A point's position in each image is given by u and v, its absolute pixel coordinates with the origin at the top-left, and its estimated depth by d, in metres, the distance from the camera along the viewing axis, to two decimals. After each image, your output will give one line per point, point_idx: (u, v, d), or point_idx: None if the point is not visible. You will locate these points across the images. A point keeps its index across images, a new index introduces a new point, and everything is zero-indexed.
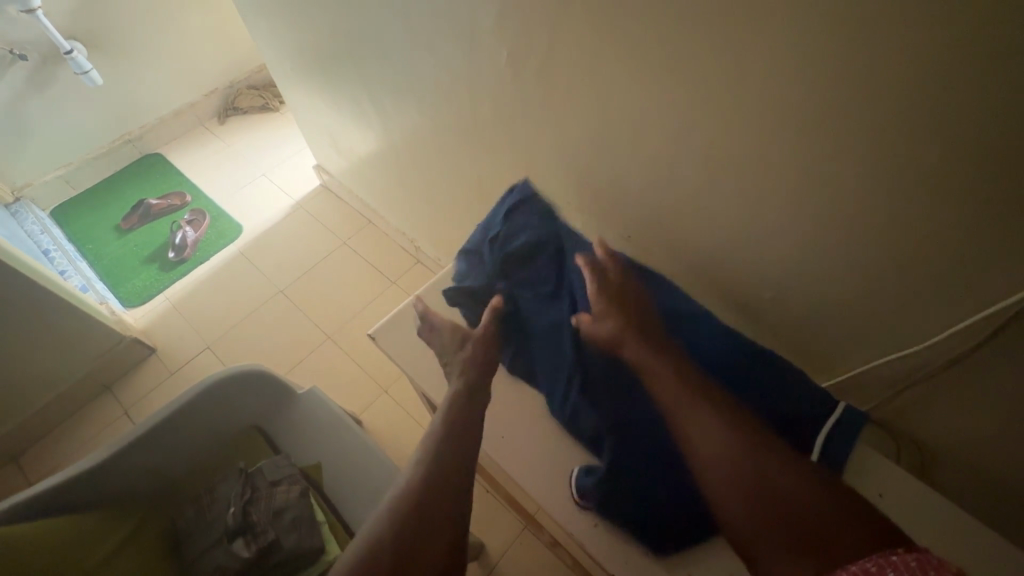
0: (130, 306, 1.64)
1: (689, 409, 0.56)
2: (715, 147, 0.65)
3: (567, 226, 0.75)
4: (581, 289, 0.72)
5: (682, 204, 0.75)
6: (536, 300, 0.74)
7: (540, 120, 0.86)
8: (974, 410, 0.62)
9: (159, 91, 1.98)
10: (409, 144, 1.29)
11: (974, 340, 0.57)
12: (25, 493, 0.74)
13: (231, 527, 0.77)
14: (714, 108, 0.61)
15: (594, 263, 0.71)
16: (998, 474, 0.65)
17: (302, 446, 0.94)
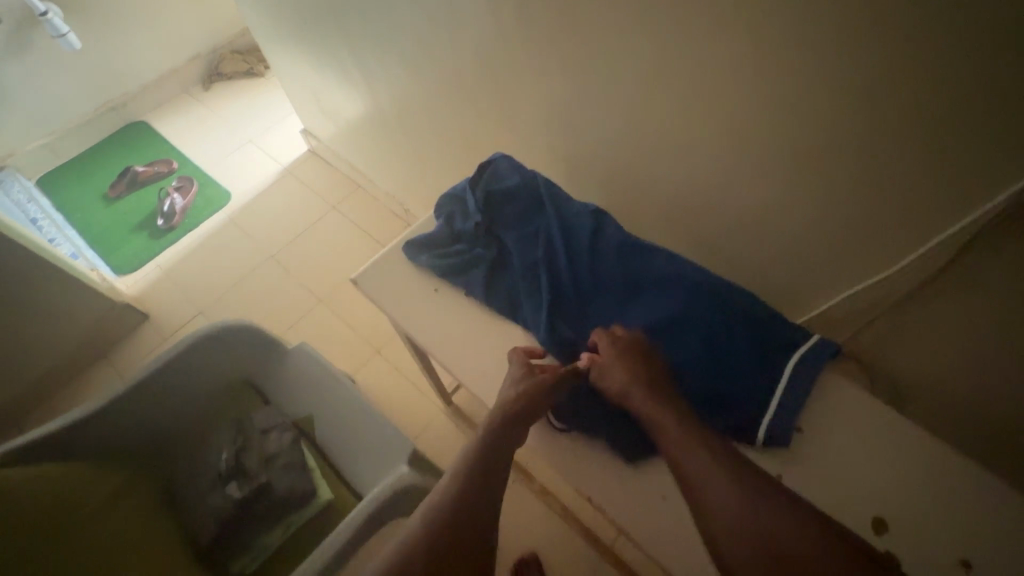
0: (122, 274, 1.65)
1: (690, 450, 0.52)
2: (693, 88, 0.64)
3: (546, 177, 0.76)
4: (563, 232, 0.72)
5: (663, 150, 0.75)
6: (519, 238, 0.73)
7: (522, 69, 0.84)
8: (942, 336, 0.64)
9: (140, 56, 1.93)
10: (395, 103, 1.27)
11: (938, 263, 0.59)
12: (16, 440, 0.75)
13: (224, 471, 0.80)
14: (691, 46, 0.61)
15: (574, 214, 0.73)
16: (968, 400, 0.67)
17: (293, 399, 0.96)
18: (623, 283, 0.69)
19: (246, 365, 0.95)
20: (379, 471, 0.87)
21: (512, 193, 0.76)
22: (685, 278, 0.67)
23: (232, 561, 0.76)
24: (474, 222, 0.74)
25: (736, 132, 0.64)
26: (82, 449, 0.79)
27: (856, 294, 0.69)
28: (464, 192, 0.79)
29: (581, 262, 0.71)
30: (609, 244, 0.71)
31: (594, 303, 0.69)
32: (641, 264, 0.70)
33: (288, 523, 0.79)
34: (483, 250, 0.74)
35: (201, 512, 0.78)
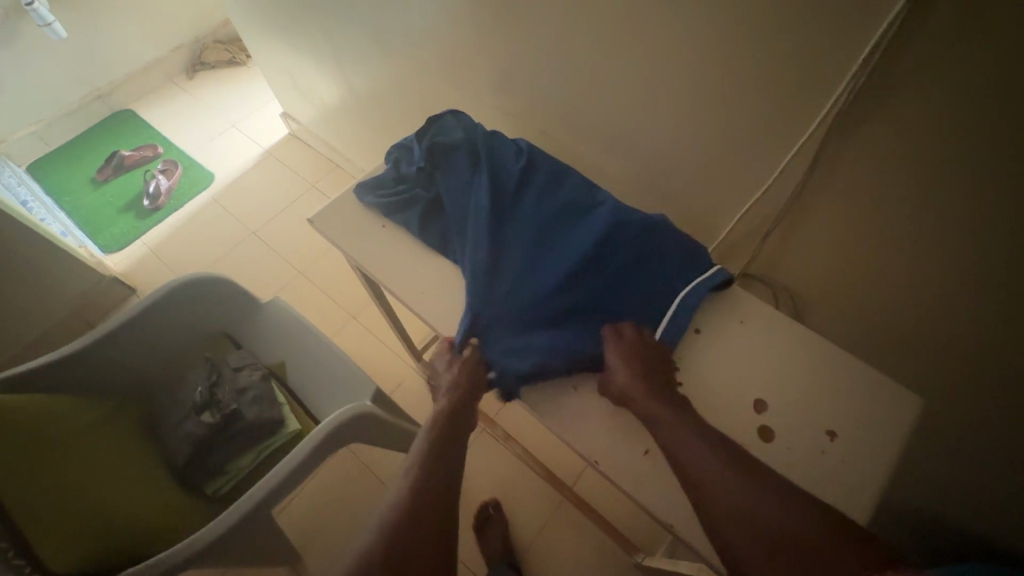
0: (110, 251, 1.72)
1: (698, 444, 0.57)
2: (613, 31, 0.74)
3: (484, 129, 0.84)
4: (495, 178, 0.80)
5: (597, 94, 0.84)
6: (454, 182, 0.80)
7: (474, 29, 0.93)
8: (817, 248, 0.76)
9: (125, 46, 2.00)
10: (362, 77, 1.34)
11: (799, 179, 0.71)
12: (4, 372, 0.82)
13: (199, 402, 0.87)
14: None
15: (505, 161, 0.81)
16: (846, 303, 0.79)
17: (266, 345, 1.04)
18: (546, 212, 0.77)
19: (223, 317, 1.03)
20: (343, 403, 0.95)
21: (454, 143, 0.83)
22: (603, 207, 0.76)
23: (209, 481, 0.85)
24: (417, 166, 0.81)
25: (650, 69, 0.74)
26: (66, 382, 0.87)
27: (754, 213, 0.80)
28: (412, 142, 0.86)
29: (512, 196, 0.79)
30: (536, 186, 0.79)
31: (518, 233, 0.76)
32: (565, 198, 0.78)
33: (260, 449, 0.88)
34: (423, 190, 0.81)
35: (178, 438, 0.86)
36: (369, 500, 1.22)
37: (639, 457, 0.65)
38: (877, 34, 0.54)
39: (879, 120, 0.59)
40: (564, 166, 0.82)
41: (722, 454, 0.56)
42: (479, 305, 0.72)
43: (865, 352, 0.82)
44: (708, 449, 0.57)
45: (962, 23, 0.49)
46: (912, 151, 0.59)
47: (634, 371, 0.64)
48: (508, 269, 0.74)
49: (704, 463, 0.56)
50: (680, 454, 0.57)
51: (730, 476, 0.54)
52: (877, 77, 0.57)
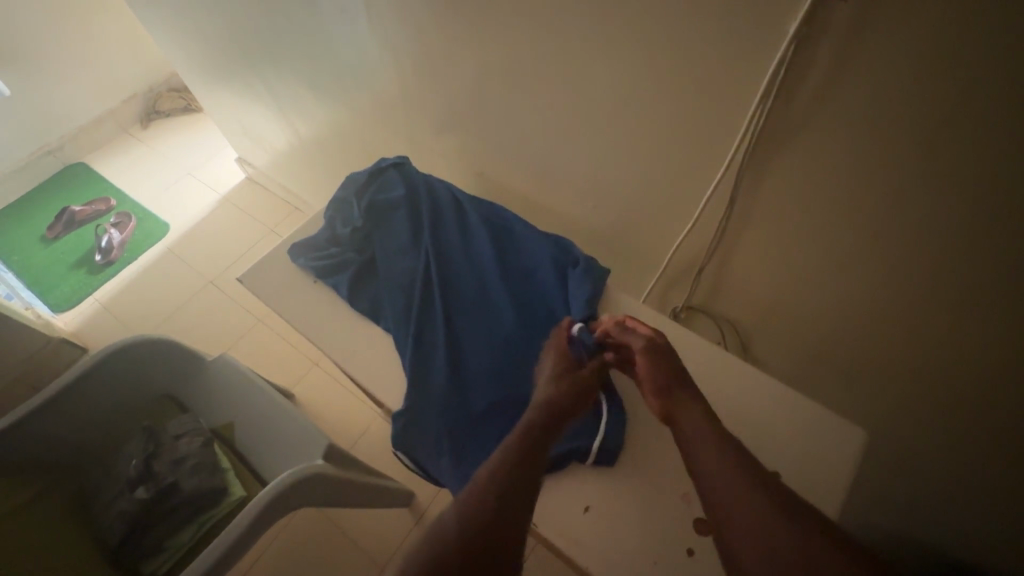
0: (60, 311, 1.65)
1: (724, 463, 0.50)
2: (537, 72, 0.74)
3: (425, 186, 0.81)
4: (434, 242, 0.76)
5: (531, 133, 0.84)
6: (392, 248, 0.77)
7: (404, 71, 0.93)
8: (753, 278, 0.76)
9: (75, 99, 1.98)
10: (307, 119, 1.32)
11: (723, 216, 0.71)
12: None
13: (133, 477, 0.82)
14: (523, 36, 0.71)
15: (447, 223, 0.78)
16: (789, 329, 0.79)
17: (212, 409, 1.00)
18: (483, 276, 0.74)
19: (164, 382, 0.98)
20: (293, 463, 0.91)
21: (392, 203, 0.79)
22: (542, 272, 0.72)
23: (145, 562, 0.80)
24: (351, 228, 0.78)
25: (575, 108, 0.74)
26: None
27: (691, 246, 0.79)
28: (349, 198, 0.82)
29: (454, 259, 0.75)
30: (480, 247, 0.76)
31: (454, 299, 0.72)
32: (507, 258, 0.75)
33: (202, 520, 0.83)
34: (355, 254, 0.78)
35: (111, 516, 0.81)
36: (334, 558, 1.16)
37: (580, 515, 0.61)
38: (768, 78, 0.54)
39: (787, 157, 0.59)
40: (508, 220, 0.78)
41: (736, 455, 0.50)
42: (413, 385, 0.67)
43: (814, 378, 0.82)
44: (721, 451, 0.51)
45: (847, 63, 0.49)
46: (825, 182, 0.59)
47: (665, 364, 0.60)
48: (439, 343, 0.70)
49: (717, 467, 0.50)
50: (694, 456, 0.52)
51: (743, 483, 0.48)
52: (778, 116, 0.57)
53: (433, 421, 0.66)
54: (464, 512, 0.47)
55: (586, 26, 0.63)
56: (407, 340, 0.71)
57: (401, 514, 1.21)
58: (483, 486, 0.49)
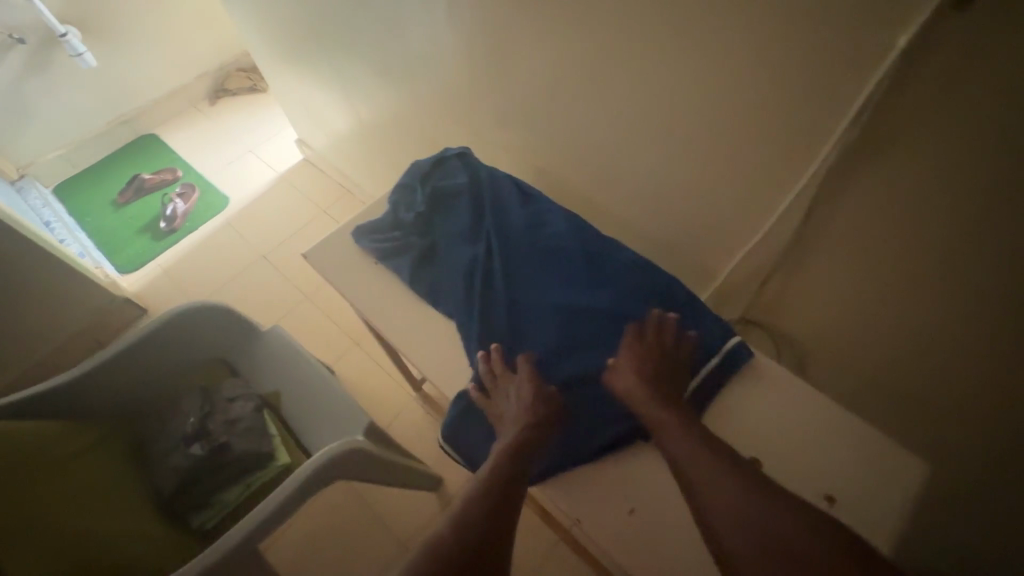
0: (125, 272, 1.76)
1: (695, 453, 0.53)
2: (613, 70, 0.73)
3: (490, 176, 0.82)
4: (497, 231, 0.77)
5: (598, 133, 0.84)
6: (456, 236, 0.78)
7: (474, 63, 0.93)
8: (818, 295, 0.77)
9: (152, 74, 2.09)
10: (371, 105, 1.35)
11: (796, 228, 0.72)
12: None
13: (190, 433, 0.87)
14: (603, 34, 0.71)
15: (510, 213, 0.79)
16: (847, 352, 0.79)
17: (262, 376, 1.04)
18: (543, 267, 0.74)
19: (221, 346, 1.04)
20: (335, 437, 0.94)
21: (457, 191, 0.81)
22: (604, 267, 0.73)
23: (193, 515, 0.84)
24: (415, 213, 0.80)
25: (649, 108, 0.74)
26: (45, 413, 0.85)
27: (761, 250, 0.78)
28: (413, 184, 0.84)
29: (514, 249, 0.76)
30: (544, 239, 0.76)
31: (513, 289, 0.73)
32: (567, 251, 0.75)
33: (247, 483, 0.87)
34: (416, 238, 0.80)
35: (166, 469, 0.85)
36: (362, 534, 1.19)
37: (624, 517, 0.61)
38: (865, 93, 0.55)
39: (884, 165, 0.58)
40: (574, 216, 0.79)
41: (718, 463, 0.52)
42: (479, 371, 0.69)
43: (862, 407, 0.82)
44: (694, 446, 0.54)
45: None
46: (921, 195, 0.57)
47: (646, 372, 0.61)
48: (499, 333, 0.71)
49: (697, 470, 0.52)
50: (676, 462, 0.54)
51: (725, 487, 0.50)
52: (878, 122, 0.56)
53: (485, 416, 0.67)
54: (454, 525, 0.52)
55: (673, 24, 0.63)
56: (470, 327, 0.72)
57: (428, 498, 1.23)
58: (470, 509, 0.53)
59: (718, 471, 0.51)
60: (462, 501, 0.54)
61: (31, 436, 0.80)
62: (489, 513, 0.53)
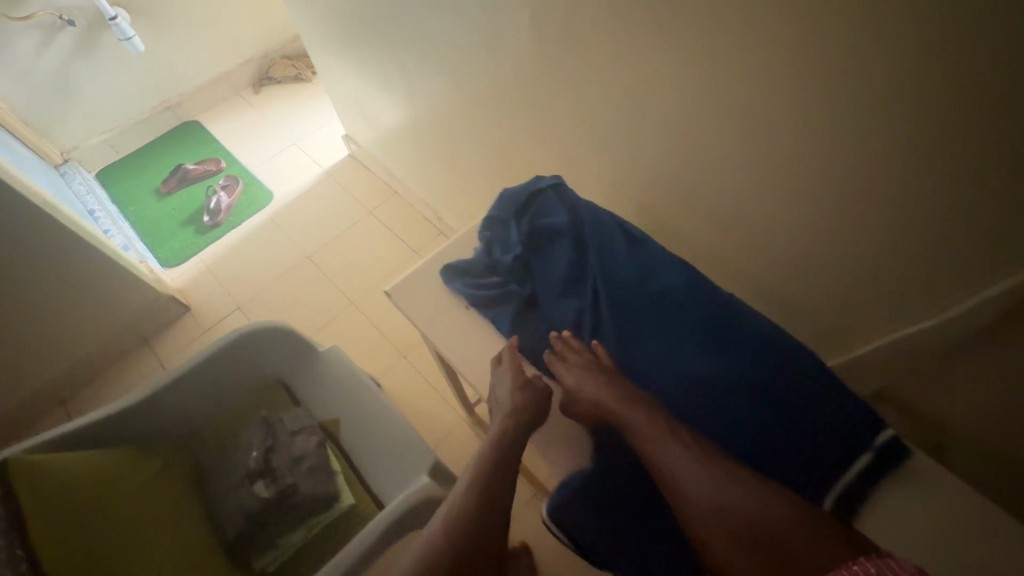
0: (168, 267, 1.72)
1: (664, 449, 0.59)
2: (745, 115, 0.64)
3: (591, 214, 0.75)
4: (604, 279, 0.71)
5: (710, 176, 0.75)
6: (557, 283, 0.73)
7: (564, 85, 0.84)
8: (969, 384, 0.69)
9: (197, 59, 2.03)
10: (436, 110, 1.27)
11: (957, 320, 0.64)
12: (37, 439, 0.77)
13: (253, 469, 0.83)
14: (742, 75, 0.61)
15: (616, 257, 0.73)
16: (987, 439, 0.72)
17: (323, 402, 0.98)
18: (653, 322, 0.69)
19: (278, 367, 0.98)
20: (400, 476, 0.88)
21: (556, 231, 0.75)
22: (725, 328, 0.67)
23: (257, 557, 0.79)
24: (512, 256, 0.75)
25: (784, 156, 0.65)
26: (106, 438, 0.83)
27: (900, 322, 0.69)
28: (506, 218, 0.78)
29: (625, 300, 0.70)
30: (656, 290, 0.70)
31: (626, 347, 0.69)
32: (677, 302, 0.70)
33: (310, 525, 0.81)
34: (516, 286, 0.76)
35: (229, 509, 0.81)
36: None
37: None
38: None
39: None
40: (687, 271, 0.73)
41: (682, 451, 0.58)
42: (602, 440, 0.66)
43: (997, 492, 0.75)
44: (660, 440, 0.59)
45: None
46: None
47: (601, 374, 0.66)
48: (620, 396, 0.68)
49: (666, 462, 0.58)
50: (647, 453, 0.60)
51: (694, 475, 0.56)
52: None
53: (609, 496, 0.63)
54: (444, 538, 0.59)
55: (843, 72, 0.54)
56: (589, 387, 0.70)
57: None
58: (464, 515, 0.60)
59: (685, 459, 0.58)
60: (447, 514, 0.61)
61: (95, 470, 0.76)
62: (485, 516, 0.60)
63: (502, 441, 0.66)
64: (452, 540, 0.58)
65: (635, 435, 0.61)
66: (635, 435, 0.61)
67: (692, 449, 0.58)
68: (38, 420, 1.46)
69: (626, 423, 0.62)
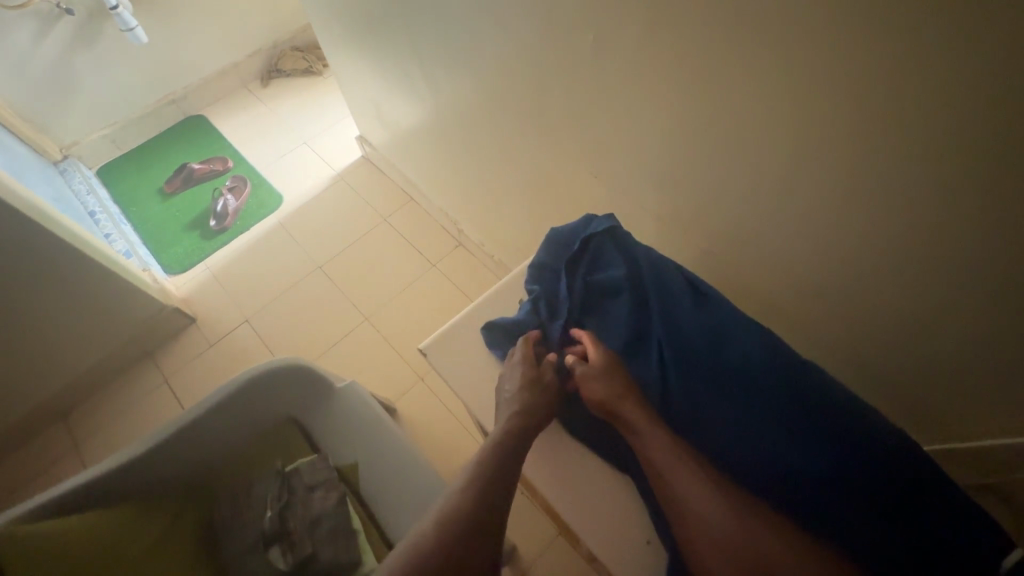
0: (173, 274, 1.64)
1: (675, 466, 0.58)
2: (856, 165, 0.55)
3: (651, 270, 0.71)
4: (668, 335, 0.67)
5: (798, 225, 0.66)
6: (617, 341, 0.70)
7: (624, 111, 0.75)
8: None
9: (202, 50, 1.92)
10: (460, 120, 1.16)
11: None
12: (41, 496, 0.72)
13: (269, 532, 0.77)
14: (862, 123, 0.52)
15: (679, 314, 0.67)
16: None
17: (341, 445, 0.90)
18: (712, 382, 0.64)
19: (287, 404, 0.90)
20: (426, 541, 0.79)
21: (613, 286, 0.73)
22: (805, 405, 0.59)
23: None
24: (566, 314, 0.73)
25: (896, 216, 0.56)
26: (107, 496, 0.76)
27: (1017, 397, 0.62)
28: (558, 271, 0.77)
29: (694, 364, 0.65)
30: (733, 353, 0.64)
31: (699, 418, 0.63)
32: (747, 371, 0.62)
33: None
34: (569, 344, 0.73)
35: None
36: None
37: None
38: None
39: None
40: (762, 333, 0.64)
41: (693, 470, 0.57)
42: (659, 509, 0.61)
43: None
44: (673, 454, 0.59)
45: None
46: None
47: (617, 382, 0.65)
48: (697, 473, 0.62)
49: (678, 478, 0.57)
50: (658, 469, 0.59)
51: (702, 494, 0.55)
52: None
53: None
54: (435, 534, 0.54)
55: (1003, 133, 0.45)
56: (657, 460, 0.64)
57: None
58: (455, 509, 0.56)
59: (694, 476, 0.57)
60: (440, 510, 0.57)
61: (100, 533, 0.70)
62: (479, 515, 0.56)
63: (509, 434, 0.64)
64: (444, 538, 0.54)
65: (649, 450, 0.60)
66: (648, 450, 0.60)
67: (700, 473, 0.57)
68: (37, 436, 1.40)
69: (638, 437, 0.62)
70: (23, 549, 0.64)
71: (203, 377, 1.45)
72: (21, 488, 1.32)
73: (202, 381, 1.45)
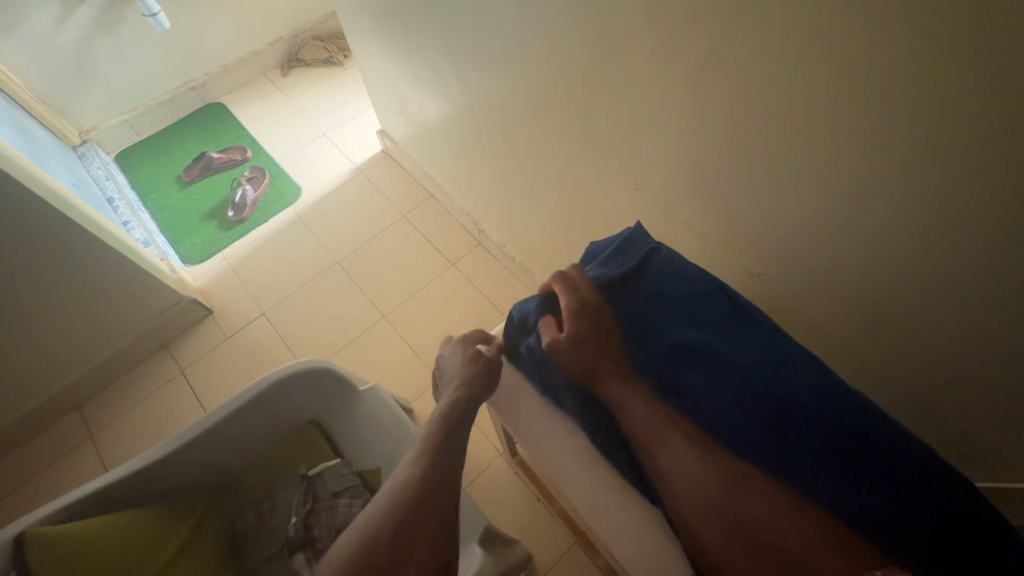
0: (190, 264, 1.63)
1: (669, 441, 0.59)
2: (934, 193, 0.53)
3: (681, 263, 0.67)
4: (727, 345, 0.60)
5: (860, 250, 0.63)
6: (649, 338, 0.65)
7: (668, 122, 0.73)
8: None
9: (223, 37, 1.89)
10: (490, 121, 1.14)
11: None
12: (55, 502, 0.70)
13: (293, 539, 0.76)
14: (945, 149, 0.49)
15: (748, 330, 0.61)
16: None
17: (365, 451, 0.88)
18: (740, 403, 0.57)
19: (314, 408, 0.89)
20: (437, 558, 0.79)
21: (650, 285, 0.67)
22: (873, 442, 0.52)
23: None
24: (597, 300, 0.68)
25: (967, 246, 0.54)
26: (137, 496, 0.77)
27: None
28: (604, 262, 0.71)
29: (751, 376, 0.58)
30: (808, 374, 0.56)
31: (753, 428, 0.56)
32: (819, 396, 0.54)
33: None
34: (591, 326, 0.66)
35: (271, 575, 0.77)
36: None
37: None
38: None
39: None
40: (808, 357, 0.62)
41: (687, 445, 0.58)
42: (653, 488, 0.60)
43: None
44: (666, 431, 0.59)
45: None
46: None
47: (596, 351, 0.64)
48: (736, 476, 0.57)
49: (672, 451, 0.58)
50: (651, 444, 0.59)
51: (697, 465, 0.56)
52: None
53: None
54: (387, 516, 0.53)
55: None
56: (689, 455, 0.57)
57: None
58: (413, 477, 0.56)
59: (688, 448, 0.58)
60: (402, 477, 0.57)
61: (115, 537, 0.69)
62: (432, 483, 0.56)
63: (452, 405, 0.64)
64: (396, 516, 0.53)
65: (638, 425, 0.61)
66: (638, 427, 0.61)
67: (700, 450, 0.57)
68: (54, 424, 1.40)
69: (626, 412, 0.62)
70: (41, 554, 0.62)
71: (219, 371, 1.44)
72: (38, 475, 1.33)
73: (218, 374, 1.44)
